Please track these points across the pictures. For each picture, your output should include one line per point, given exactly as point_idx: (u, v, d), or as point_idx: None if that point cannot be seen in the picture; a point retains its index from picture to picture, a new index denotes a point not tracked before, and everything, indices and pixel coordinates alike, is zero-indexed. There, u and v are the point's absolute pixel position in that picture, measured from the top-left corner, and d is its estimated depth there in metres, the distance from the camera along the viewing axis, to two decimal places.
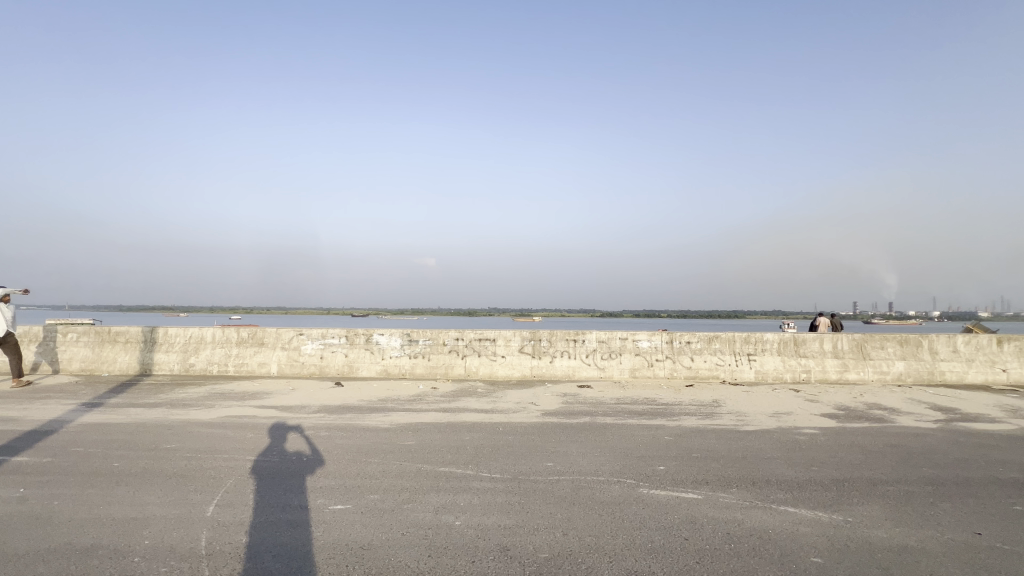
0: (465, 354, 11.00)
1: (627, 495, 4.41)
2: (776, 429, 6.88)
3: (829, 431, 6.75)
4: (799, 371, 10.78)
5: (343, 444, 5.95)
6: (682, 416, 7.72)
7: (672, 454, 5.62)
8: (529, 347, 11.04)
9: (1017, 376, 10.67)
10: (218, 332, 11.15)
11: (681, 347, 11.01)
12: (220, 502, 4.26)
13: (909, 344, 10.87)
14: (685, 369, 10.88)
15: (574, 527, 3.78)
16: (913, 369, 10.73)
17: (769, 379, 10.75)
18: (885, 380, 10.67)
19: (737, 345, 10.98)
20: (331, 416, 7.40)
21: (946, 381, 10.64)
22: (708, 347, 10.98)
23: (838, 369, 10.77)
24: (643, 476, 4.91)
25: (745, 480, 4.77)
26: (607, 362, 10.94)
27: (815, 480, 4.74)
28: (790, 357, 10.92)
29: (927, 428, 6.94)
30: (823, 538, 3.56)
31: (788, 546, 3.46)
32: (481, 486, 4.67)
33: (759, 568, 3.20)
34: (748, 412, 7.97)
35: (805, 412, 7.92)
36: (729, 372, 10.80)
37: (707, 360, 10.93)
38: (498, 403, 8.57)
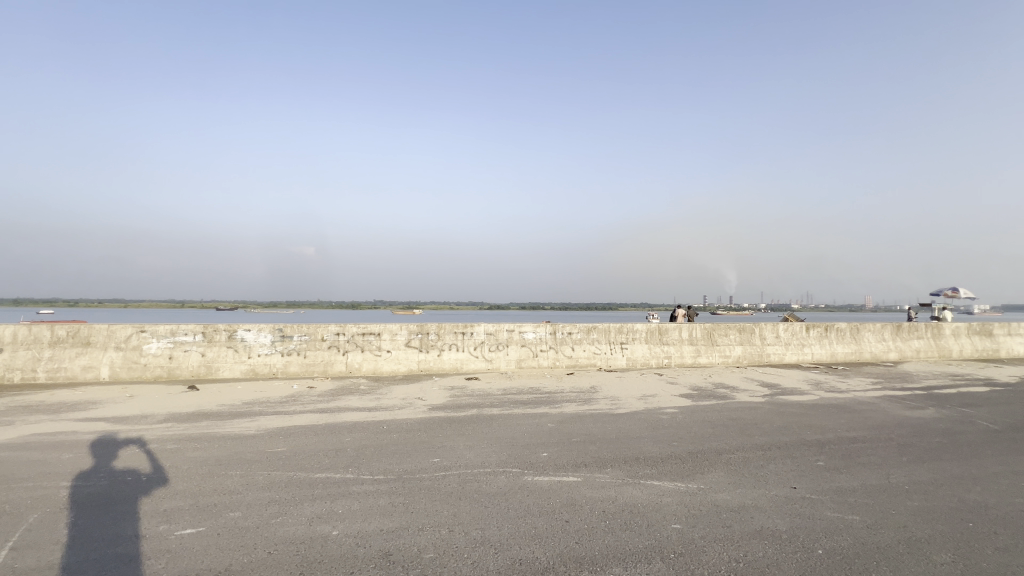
0: (347, 350, 10.33)
1: (512, 484, 4.50)
2: (643, 410, 7.61)
3: (686, 409, 7.65)
4: (662, 357, 12.08)
5: (195, 457, 5.17)
6: (564, 403, 8.16)
7: (554, 440, 5.89)
8: (416, 340, 10.75)
9: (819, 355, 13.22)
10: (23, 330, 8.96)
11: (563, 337, 11.61)
12: (17, 544, 3.40)
13: (746, 331, 12.82)
14: (567, 358, 11.51)
15: (460, 523, 3.73)
16: (748, 352, 12.69)
17: (638, 365, 11.86)
18: (728, 363, 12.45)
19: (612, 335, 11.92)
20: (180, 425, 6.38)
21: (771, 361, 12.76)
22: (587, 337, 11.75)
23: (692, 354, 12.29)
24: (528, 463, 5.06)
25: (618, 459, 5.17)
26: (494, 354, 11.11)
27: (675, 454, 5.33)
28: (655, 344, 12.17)
29: (757, 402, 8.25)
30: (681, 506, 4.00)
31: (653, 516, 3.83)
32: (362, 490, 4.39)
33: (629, 539, 3.48)
34: (621, 397, 8.69)
35: (666, 394, 8.90)
36: (604, 360, 11.68)
37: (586, 350, 11.70)
38: (382, 400, 8.19)
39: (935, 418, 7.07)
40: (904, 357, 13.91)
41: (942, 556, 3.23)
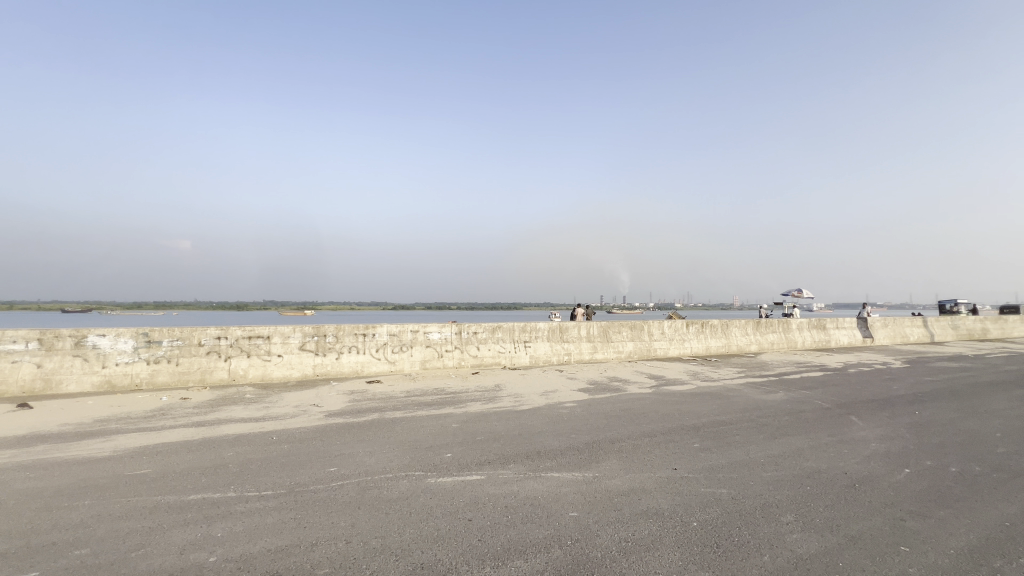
0: (230, 356, 9.32)
1: (414, 488, 4.41)
2: (544, 406, 7.92)
3: (583, 403, 8.11)
4: (563, 354, 12.66)
5: (27, 489, 4.31)
6: (468, 402, 8.19)
7: (458, 440, 5.88)
8: (311, 343, 10.04)
9: (696, 348, 14.80)
10: None
11: (468, 337, 11.65)
12: None
13: (636, 328, 13.93)
14: (472, 357, 11.56)
15: (358, 533, 3.57)
16: (638, 347, 13.80)
17: (541, 362, 12.30)
18: (621, 357, 13.42)
19: (516, 334, 12.23)
20: (6, 452, 5.28)
21: (657, 356, 14.01)
22: (491, 336, 11.91)
23: (590, 350, 13.05)
24: (431, 465, 4.99)
25: (520, 455, 5.32)
26: (397, 355, 10.79)
27: (573, 446, 5.62)
28: (556, 342, 12.71)
29: (646, 393, 9.01)
30: (578, 495, 4.24)
31: (552, 506, 4.00)
32: (245, 508, 3.99)
33: (530, 530, 3.60)
34: (524, 393, 8.94)
35: (566, 389, 9.35)
36: (509, 359, 11.93)
37: (491, 349, 11.85)
38: (272, 409, 7.53)
39: (784, 400, 8.30)
40: (762, 348, 16.12)
41: (787, 516, 3.80)
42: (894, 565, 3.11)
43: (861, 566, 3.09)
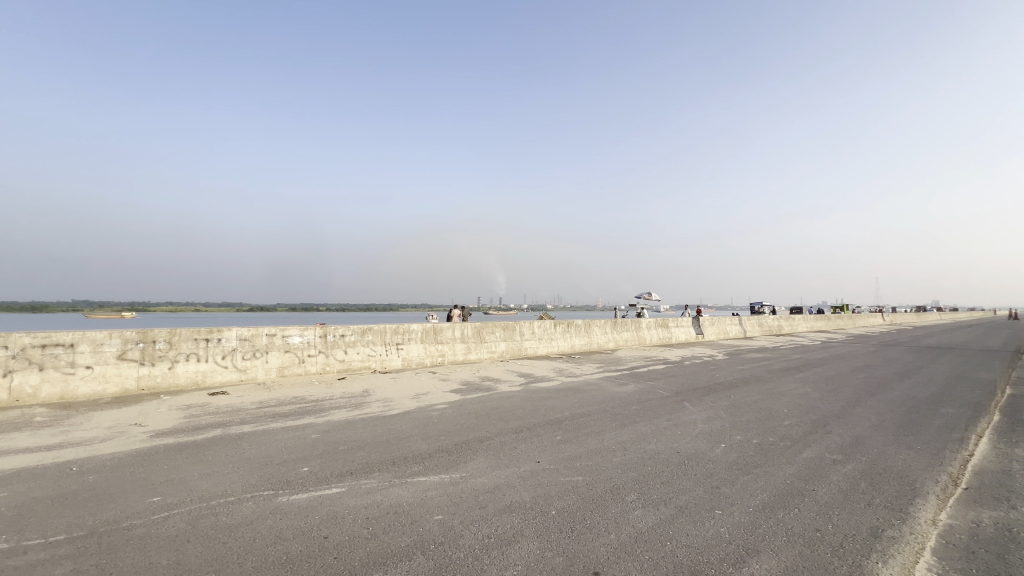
0: (13, 370, 7.37)
1: (261, 510, 3.95)
2: (415, 409, 7.74)
3: (455, 404, 8.12)
4: (436, 355, 12.54)
5: None
6: (332, 410, 7.63)
7: (317, 451, 5.44)
8: (134, 352, 8.43)
9: (563, 346, 15.85)
10: None
11: (334, 340, 10.87)
12: None
13: (508, 329, 14.42)
14: (338, 362, 10.81)
15: (186, 570, 3.07)
16: (510, 347, 14.29)
17: (413, 364, 12.01)
18: (493, 357, 13.75)
19: (387, 336, 11.77)
20: None
21: (527, 354, 14.66)
22: (361, 339, 11.29)
23: (464, 351, 13.14)
24: (283, 482, 4.53)
25: (386, 462, 5.11)
26: (249, 362, 9.61)
27: (442, 448, 5.59)
28: (430, 344, 12.54)
29: (515, 391, 9.35)
30: (444, 497, 4.21)
31: (417, 512, 3.91)
32: (23, 562, 3.16)
33: (393, 539, 3.47)
34: (394, 398, 8.63)
35: (438, 391, 9.27)
36: (379, 362, 11.43)
37: (360, 352, 11.22)
38: (73, 433, 6.13)
39: (634, 391, 9.30)
40: (618, 344, 17.90)
41: (631, 495, 4.24)
42: (710, 527, 3.66)
43: (686, 531, 3.58)
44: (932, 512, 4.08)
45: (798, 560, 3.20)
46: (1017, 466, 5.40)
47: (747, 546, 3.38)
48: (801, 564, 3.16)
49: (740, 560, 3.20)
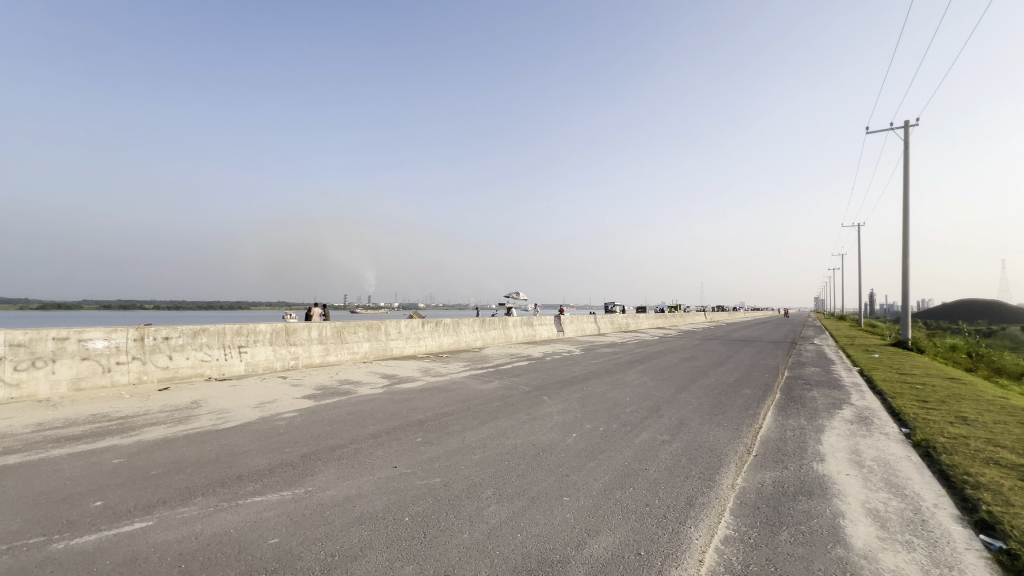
0: None
1: (22, 564, 3.07)
2: (257, 419, 6.87)
3: (306, 411, 7.41)
4: (288, 359, 11.34)
5: None
6: (146, 427, 6.38)
7: (119, 480, 4.47)
8: None
9: (430, 346, 15.64)
10: None
11: (155, 344, 9.15)
12: None
13: (372, 328, 13.73)
14: (161, 370, 9.11)
15: None
16: (374, 347, 13.61)
17: (260, 369, 10.69)
18: (355, 358, 12.96)
19: (227, 338, 10.30)
20: None
21: (393, 354, 14.13)
22: (192, 342, 9.68)
23: (321, 353, 12.13)
24: (63, 524, 3.61)
25: (213, 484, 4.41)
26: (26, 374, 7.57)
27: (286, 461, 5.02)
28: (281, 346, 11.30)
29: (376, 393, 8.90)
30: (284, 516, 3.77)
31: (248, 538, 3.43)
32: None
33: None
34: (231, 408, 7.55)
35: (287, 398, 8.38)
36: (216, 368, 9.93)
37: (191, 357, 9.61)
38: None
39: (497, 388, 9.54)
40: (485, 343, 18.27)
41: (488, 491, 4.30)
42: (558, 514, 3.87)
43: (536, 521, 3.73)
44: (732, 478, 4.89)
45: (630, 535, 3.55)
46: (789, 433, 6.79)
47: (589, 528, 3.64)
48: (632, 538, 3.50)
49: (582, 542, 3.43)
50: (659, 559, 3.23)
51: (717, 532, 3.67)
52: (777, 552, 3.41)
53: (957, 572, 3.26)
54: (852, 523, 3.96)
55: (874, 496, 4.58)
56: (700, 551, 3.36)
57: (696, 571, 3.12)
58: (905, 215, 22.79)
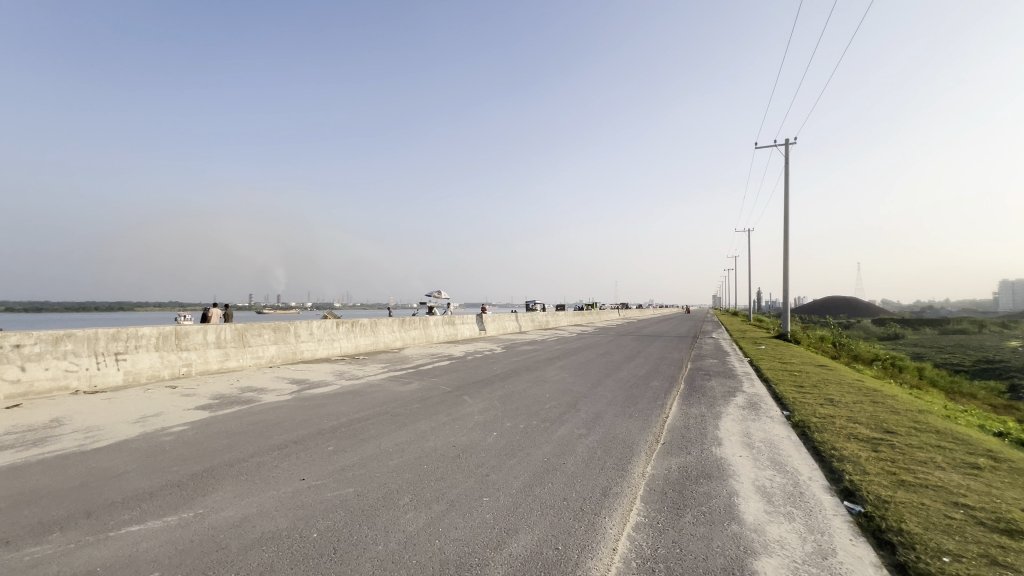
0: None
1: None
2: (137, 436, 6.03)
3: (200, 423, 6.66)
4: (179, 366, 10.13)
5: None
6: None
7: None
8: None
9: (346, 347, 14.87)
10: None
11: (2, 354, 7.70)
12: None
13: (280, 330, 12.73)
14: (10, 384, 7.68)
15: None
16: (282, 351, 12.62)
17: (142, 379, 9.43)
18: (260, 363, 11.93)
19: (100, 344, 8.96)
20: None
21: (303, 358, 13.22)
22: (53, 349, 8.29)
23: (219, 359, 10.99)
24: None
25: (77, 515, 3.79)
26: None
27: (172, 482, 4.46)
28: (169, 352, 10.06)
29: (283, 400, 8.24)
30: (167, 546, 3.33)
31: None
32: None
33: None
34: (104, 425, 6.56)
35: (176, 409, 7.47)
36: (86, 379, 8.60)
37: (52, 368, 8.22)
38: None
39: (416, 389, 9.28)
40: (405, 343, 17.76)
41: (404, 498, 4.14)
42: (478, 515, 3.83)
43: (455, 525, 3.65)
44: (642, 466, 5.17)
45: (548, 531, 3.59)
46: (692, 421, 7.35)
47: (508, 527, 3.64)
48: (550, 533, 3.55)
49: (501, 542, 3.41)
50: (575, 552, 3.31)
51: (629, 520, 3.85)
52: (681, 534, 3.64)
53: (828, 536, 3.70)
54: (744, 500, 4.35)
55: (762, 474, 5.09)
56: (613, 540, 3.49)
57: (610, 559, 3.23)
58: (785, 224, 25.81)
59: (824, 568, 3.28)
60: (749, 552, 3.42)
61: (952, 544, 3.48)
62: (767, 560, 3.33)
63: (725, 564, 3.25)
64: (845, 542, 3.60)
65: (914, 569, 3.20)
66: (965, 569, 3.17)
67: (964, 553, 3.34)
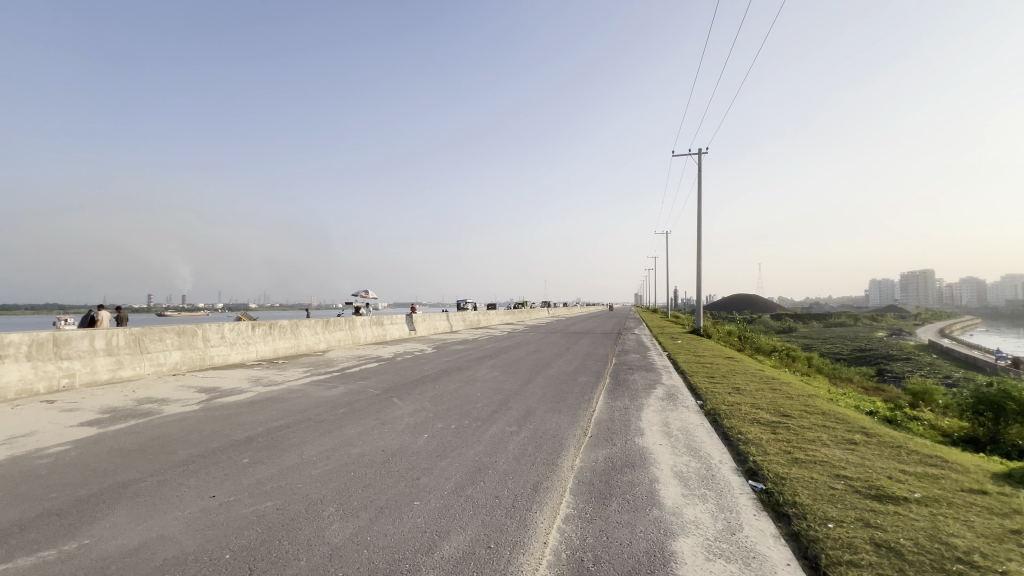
0: None
1: None
2: (4, 461, 5.18)
3: (86, 442, 5.86)
4: (59, 377, 8.85)
5: None
6: None
7: None
8: None
9: (262, 351, 13.84)
10: None
11: None
12: None
13: (185, 334, 11.57)
14: None
15: None
16: (187, 357, 11.48)
17: (11, 394, 8.12)
18: (161, 371, 10.76)
19: None
20: None
21: (213, 364, 12.12)
22: None
23: (110, 368, 9.75)
24: None
25: None
26: None
27: (51, 511, 3.89)
28: (46, 361, 8.76)
29: (190, 410, 7.50)
30: None
31: None
32: None
33: None
34: None
35: (55, 427, 6.52)
36: None
37: None
38: None
39: (342, 393, 8.86)
40: (330, 346, 16.89)
41: (330, 508, 3.93)
42: (408, 520, 3.73)
43: (384, 532, 3.53)
44: (571, 459, 5.34)
45: (481, 530, 3.60)
46: (616, 413, 7.72)
47: (440, 529, 3.59)
48: (483, 532, 3.56)
49: (433, 546, 3.36)
50: (507, 549, 3.34)
51: (559, 513, 3.95)
52: (608, 522, 3.81)
53: (735, 513, 4.06)
54: (664, 486, 4.65)
55: (679, 460, 5.46)
56: (544, 533, 3.57)
57: (541, 553, 3.30)
58: (698, 228, 27.90)
59: (732, 542, 3.59)
60: (668, 534, 3.66)
61: (835, 511, 3.95)
62: (684, 540, 3.58)
63: (648, 547, 3.44)
64: (749, 518, 3.97)
65: (805, 535, 3.59)
66: (846, 532, 3.61)
67: (845, 519, 3.80)
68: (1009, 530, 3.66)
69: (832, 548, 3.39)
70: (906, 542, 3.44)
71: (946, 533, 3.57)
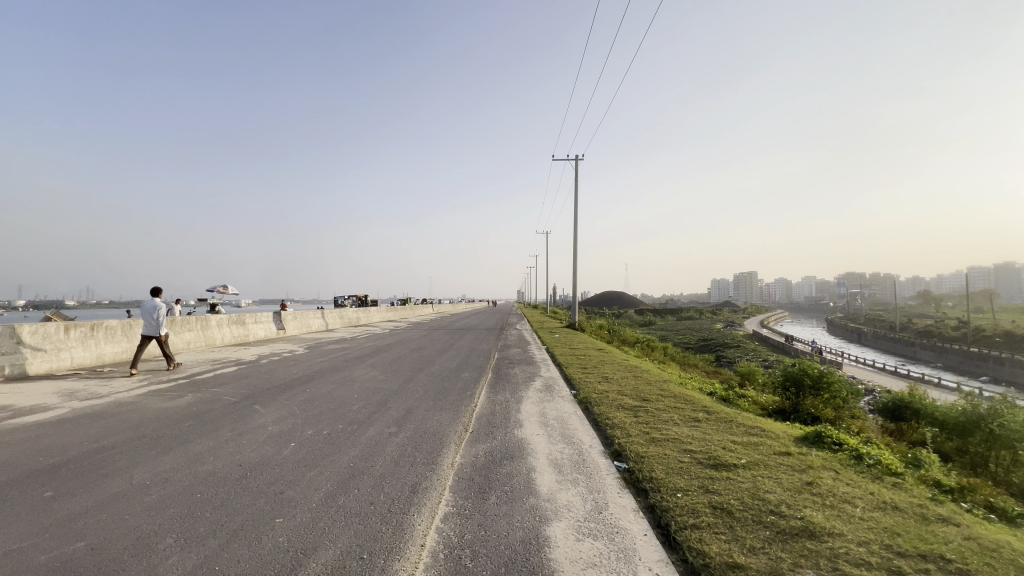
0: None
1: None
2: None
3: None
4: None
5: None
6: None
7: None
8: None
9: (80, 358, 11.40)
10: None
11: None
12: None
13: None
14: None
15: None
16: None
17: None
18: None
19: None
20: None
21: (6, 376, 9.64)
22: None
23: None
24: None
25: None
26: None
27: None
28: None
29: None
30: None
31: None
32: None
33: None
34: None
35: None
36: None
37: None
38: None
39: (189, 403, 7.67)
40: (175, 349, 14.53)
41: (167, 540, 3.36)
42: (267, 542, 3.35)
43: (237, 558, 3.12)
44: (451, 457, 5.31)
45: (353, 541, 3.37)
46: (497, 407, 7.87)
47: (306, 546, 3.29)
48: (355, 543, 3.35)
49: (296, 565, 3.07)
50: (382, 557, 3.18)
51: (438, 512, 3.89)
52: (486, 516, 3.86)
53: (602, 493, 4.41)
54: (539, 474, 4.86)
55: (554, 448, 5.76)
56: (421, 535, 3.48)
57: (417, 556, 3.21)
58: (573, 232, 29.82)
59: (599, 520, 3.87)
60: (542, 520, 3.82)
61: (682, 482, 4.50)
62: (558, 524, 3.77)
63: (524, 535, 3.56)
64: (614, 496, 4.35)
65: (659, 506, 4.02)
66: (690, 498, 4.13)
67: (690, 487, 4.35)
68: (805, 482, 4.54)
69: (680, 515, 3.83)
70: (735, 501, 4.05)
71: (763, 490, 4.29)
